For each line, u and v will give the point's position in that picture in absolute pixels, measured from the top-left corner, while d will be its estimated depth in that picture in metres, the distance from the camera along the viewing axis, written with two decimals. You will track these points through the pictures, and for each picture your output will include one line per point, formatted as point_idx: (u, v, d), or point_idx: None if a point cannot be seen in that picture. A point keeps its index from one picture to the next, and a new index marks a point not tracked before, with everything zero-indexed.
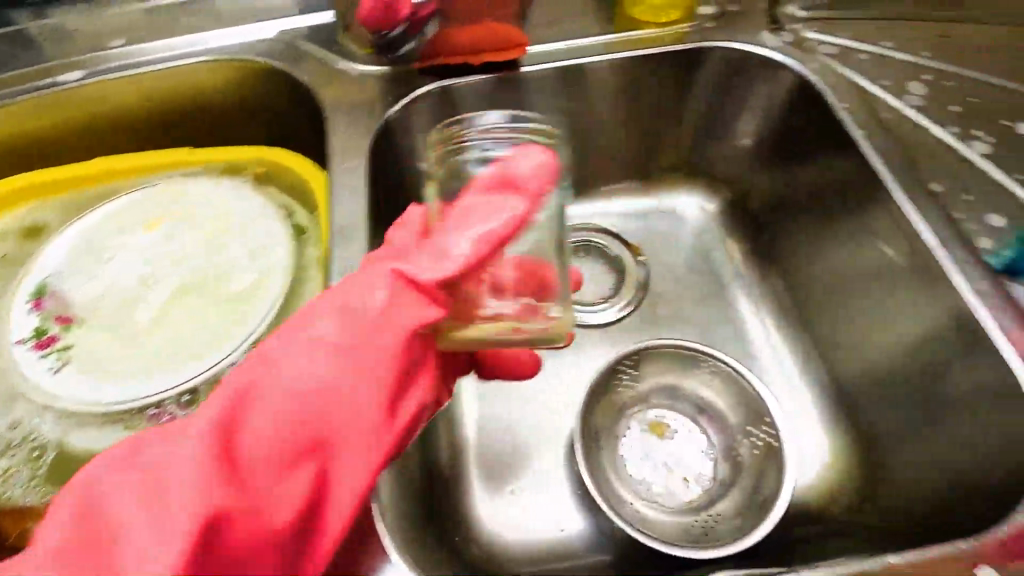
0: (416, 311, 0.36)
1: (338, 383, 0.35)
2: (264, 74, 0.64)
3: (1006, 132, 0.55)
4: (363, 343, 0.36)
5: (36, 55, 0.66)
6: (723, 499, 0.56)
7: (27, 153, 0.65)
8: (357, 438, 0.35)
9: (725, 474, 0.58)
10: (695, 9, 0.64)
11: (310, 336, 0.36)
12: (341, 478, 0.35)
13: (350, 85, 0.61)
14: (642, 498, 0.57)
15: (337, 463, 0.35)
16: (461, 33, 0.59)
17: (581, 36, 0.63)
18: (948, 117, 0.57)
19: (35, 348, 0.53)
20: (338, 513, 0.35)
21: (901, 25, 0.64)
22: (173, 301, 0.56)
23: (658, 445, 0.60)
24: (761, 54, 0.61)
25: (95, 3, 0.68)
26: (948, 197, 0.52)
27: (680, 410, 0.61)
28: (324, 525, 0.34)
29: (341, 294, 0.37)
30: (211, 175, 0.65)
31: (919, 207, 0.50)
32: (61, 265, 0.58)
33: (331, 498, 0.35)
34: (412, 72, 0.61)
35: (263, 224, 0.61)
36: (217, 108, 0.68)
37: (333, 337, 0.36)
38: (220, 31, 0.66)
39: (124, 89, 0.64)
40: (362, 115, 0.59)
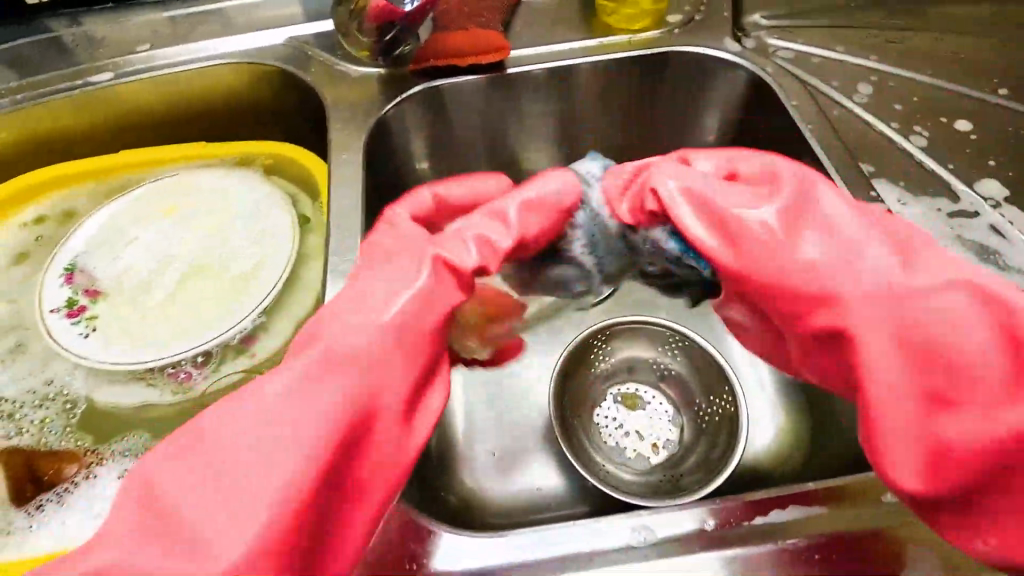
0: (426, 312, 0.44)
1: (369, 373, 0.41)
2: (273, 75, 0.71)
3: (939, 128, 0.63)
4: (389, 337, 0.42)
5: (70, 58, 0.73)
6: (686, 461, 0.61)
7: (60, 146, 0.72)
8: (390, 413, 0.41)
9: (689, 438, 0.63)
10: (665, 17, 0.70)
11: (345, 333, 0.42)
12: (377, 448, 0.40)
13: (351, 85, 0.68)
14: (613, 458, 0.62)
15: (374, 437, 0.40)
16: (450, 38, 0.65)
17: (560, 41, 0.70)
18: (890, 115, 0.64)
19: (66, 316, 0.59)
20: (375, 480, 0.40)
21: (854, 33, 0.72)
22: (189, 277, 0.63)
23: (630, 415, 0.66)
24: (723, 58, 0.67)
25: (124, 13, 0.76)
26: (886, 184, 0.58)
27: (650, 382, 0.67)
28: (364, 495, 0.40)
29: (359, 294, 0.45)
30: (225, 166, 0.72)
31: (855, 191, 0.57)
32: (90, 245, 0.65)
33: (369, 468, 0.40)
34: (406, 73, 0.67)
35: (270, 211, 0.68)
36: (230, 107, 0.74)
37: (368, 335, 0.42)
38: (235, 37, 0.73)
39: (147, 88, 0.70)
40: (360, 113, 0.66)
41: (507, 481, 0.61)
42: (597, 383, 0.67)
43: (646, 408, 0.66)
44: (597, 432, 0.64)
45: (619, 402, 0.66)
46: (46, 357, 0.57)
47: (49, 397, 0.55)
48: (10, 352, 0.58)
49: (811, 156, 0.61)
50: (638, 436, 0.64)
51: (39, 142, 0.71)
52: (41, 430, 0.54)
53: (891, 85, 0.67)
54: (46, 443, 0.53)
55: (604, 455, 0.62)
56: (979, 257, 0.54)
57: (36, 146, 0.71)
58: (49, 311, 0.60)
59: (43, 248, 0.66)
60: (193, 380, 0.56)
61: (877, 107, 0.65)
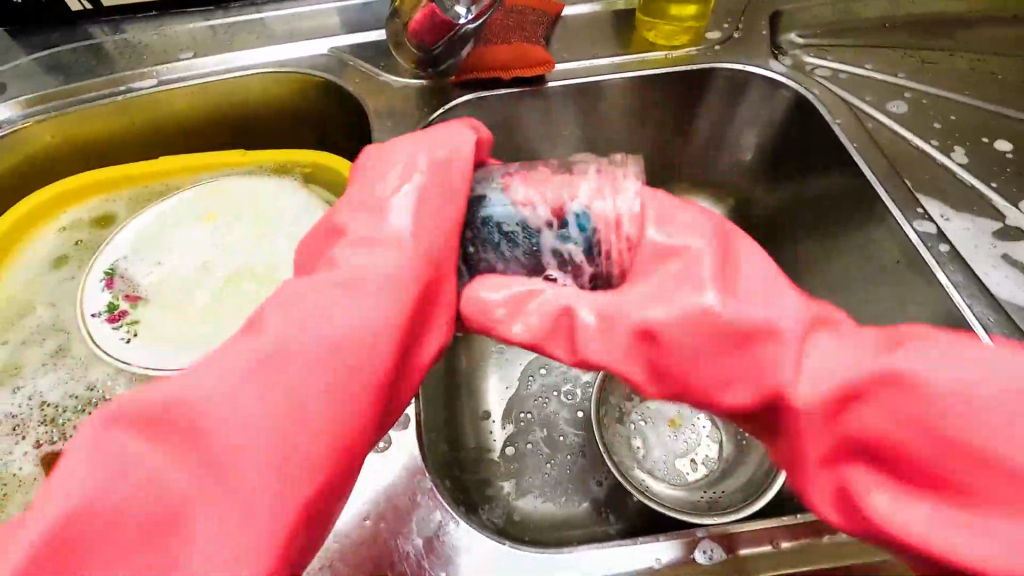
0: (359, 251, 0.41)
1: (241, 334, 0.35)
2: (314, 84, 0.72)
3: (978, 148, 0.63)
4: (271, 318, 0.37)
5: (112, 64, 0.74)
6: (728, 479, 0.60)
7: (98, 150, 0.72)
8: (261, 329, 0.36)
9: (728, 456, 0.62)
10: (703, 34, 0.71)
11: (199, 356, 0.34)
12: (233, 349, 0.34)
13: (394, 96, 0.68)
14: (644, 465, 0.62)
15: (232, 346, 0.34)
16: (493, 51, 0.66)
17: (600, 56, 0.71)
18: (929, 133, 0.64)
19: (108, 320, 0.59)
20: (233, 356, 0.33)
21: (885, 52, 0.73)
22: (231, 283, 0.63)
23: (671, 432, 0.64)
24: (763, 75, 0.68)
25: (166, 22, 0.76)
26: (933, 201, 0.58)
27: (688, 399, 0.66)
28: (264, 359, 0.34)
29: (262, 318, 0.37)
30: (265, 174, 0.72)
31: (903, 209, 0.57)
32: (129, 250, 0.65)
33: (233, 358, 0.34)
34: (449, 84, 0.68)
35: (310, 220, 0.68)
36: (269, 114, 0.75)
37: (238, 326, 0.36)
38: (278, 47, 0.74)
39: (189, 96, 0.71)
40: (403, 125, 0.66)
41: (543, 489, 0.61)
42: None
43: (682, 421, 0.65)
44: (632, 433, 0.64)
45: (662, 415, 0.65)
46: (89, 360, 0.57)
47: (90, 402, 0.54)
48: (52, 355, 0.57)
49: (853, 172, 0.61)
50: (670, 449, 0.63)
51: (78, 147, 0.71)
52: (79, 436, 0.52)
53: (926, 103, 0.67)
54: None
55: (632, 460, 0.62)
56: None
57: (76, 150, 0.71)
58: (90, 315, 0.59)
59: (82, 252, 0.66)
60: None
61: (917, 125, 0.65)
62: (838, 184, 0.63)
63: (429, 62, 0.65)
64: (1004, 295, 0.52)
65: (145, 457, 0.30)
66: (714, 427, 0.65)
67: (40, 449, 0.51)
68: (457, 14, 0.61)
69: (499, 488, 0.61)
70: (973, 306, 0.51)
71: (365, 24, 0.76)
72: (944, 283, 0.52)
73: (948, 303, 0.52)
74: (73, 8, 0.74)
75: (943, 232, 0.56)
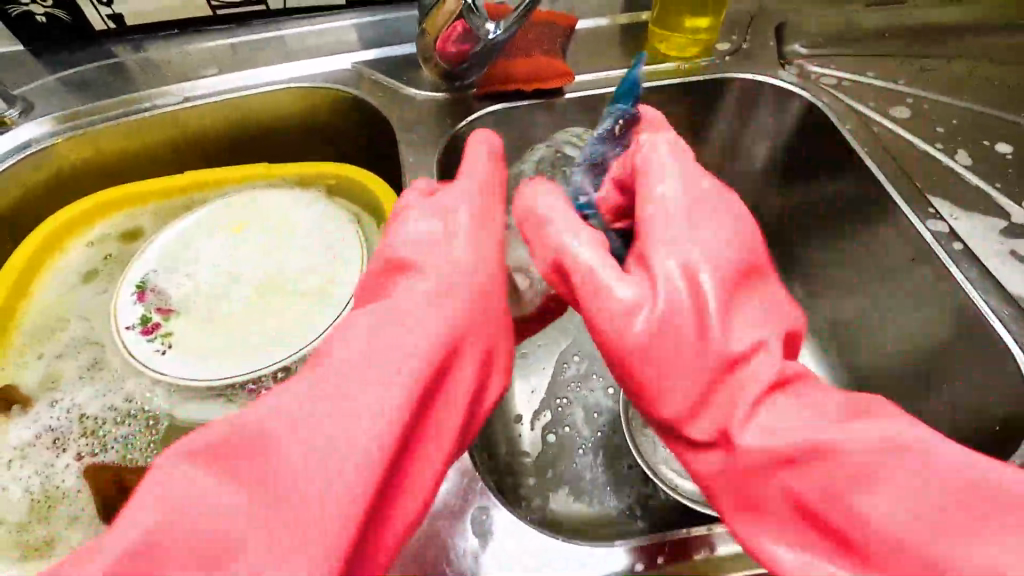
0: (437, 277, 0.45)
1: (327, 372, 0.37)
2: (336, 99, 0.73)
3: (981, 150, 0.66)
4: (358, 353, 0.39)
5: (135, 82, 0.75)
6: None
7: (124, 166, 0.73)
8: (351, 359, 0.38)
9: None
10: (713, 46, 0.74)
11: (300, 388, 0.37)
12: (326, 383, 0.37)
13: (417, 109, 0.70)
14: (671, 457, 0.64)
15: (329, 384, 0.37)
16: (514, 64, 0.68)
17: (615, 68, 0.73)
18: (933, 136, 0.67)
19: (142, 333, 0.60)
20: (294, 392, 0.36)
21: (885, 61, 0.76)
22: (262, 294, 0.64)
23: None
24: (773, 84, 0.71)
25: (188, 40, 0.78)
26: (942, 202, 0.61)
27: None
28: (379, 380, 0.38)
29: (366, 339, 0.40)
30: (289, 186, 0.73)
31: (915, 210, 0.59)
32: (159, 263, 0.66)
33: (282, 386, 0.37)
34: (471, 97, 0.70)
35: (336, 230, 0.69)
36: (291, 129, 0.76)
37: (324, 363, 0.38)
38: (300, 62, 0.76)
39: (213, 112, 0.72)
40: (428, 137, 0.68)
41: (573, 484, 0.62)
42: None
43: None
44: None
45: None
46: (126, 372, 0.57)
47: (129, 414, 0.55)
48: (87, 369, 0.58)
49: (864, 176, 0.63)
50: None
51: (104, 163, 0.72)
52: (121, 447, 0.53)
53: (927, 108, 0.70)
54: (128, 460, 0.52)
55: (660, 452, 0.64)
56: None
57: (102, 167, 0.72)
58: (125, 327, 0.60)
59: (111, 267, 0.67)
60: None
61: (921, 129, 0.68)
62: (848, 187, 0.66)
63: (451, 76, 0.68)
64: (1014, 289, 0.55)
65: (210, 490, 0.31)
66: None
67: (82, 461, 0.52)
68: (487, 31, 0.62)
69: (530, 480, 0.62)
70: (985, 299, 0.54)
71: (383, 40, 0.78)
72: (959, 279, 0.54)
73: (963, 299, 0.54)
74: (97, 27, 0.76)
75: (954, 231, 0.58)
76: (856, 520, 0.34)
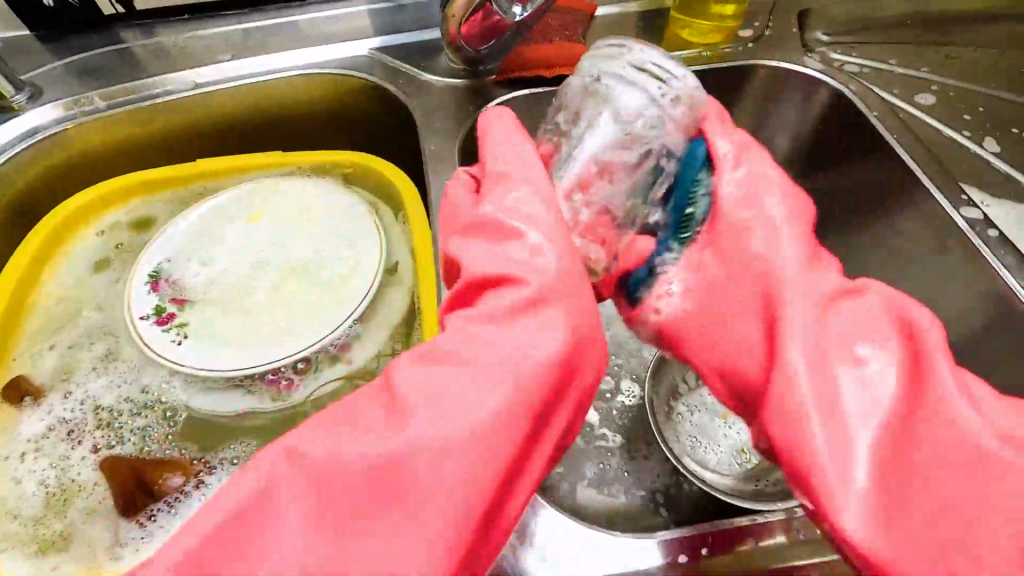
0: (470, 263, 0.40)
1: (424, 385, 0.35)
2: (351, 85, 0.72)
3: (1011, 137, 0.64)
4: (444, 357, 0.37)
5: (144, 68, 0.73)
6: (780, 465, 0.61)
7: (134, 154, 0.72)
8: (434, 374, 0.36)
9: None
10: (735, 33, 0.72)
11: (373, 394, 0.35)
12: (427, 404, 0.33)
13: (434, 95, 0.69)
14: (695, 450, 0.63)
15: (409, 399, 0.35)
16: (533, 50, 0.66)
17: None
18: (961, 124, 0.66)
19: (157, 322, 0.58)
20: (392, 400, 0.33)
21: (908, 49, 0.74)
22: (278, 284, 0.62)
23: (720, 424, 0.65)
24: (797, 71, 0.69)
25: (198, 26, 0.76)
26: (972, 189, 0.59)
27: None
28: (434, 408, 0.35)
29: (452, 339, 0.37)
30: (304, 175, 0.72)
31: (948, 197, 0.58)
32: (173, 253, 0.64)
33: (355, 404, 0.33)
34: (489, 83, 0.68)
35: (353, 218, 0.67)
36: (304, 116, 0.75)
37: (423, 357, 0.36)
38: (313, 48, 0.74)
39: (226, 98, 0.70)
40: (446, 124, 0.67)
41: (598, 477, 0.61)
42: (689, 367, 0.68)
43: (731, 410, 0.66)
44: (684, 420, 0.65)
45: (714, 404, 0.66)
46: (140, 363, 0.56)
47: (145, 405, 0.53)
48: (101, 360, 0.56)
49: (894, 163, 0.62)
50: (721, 436, 0.64)
51: (114, 150, 0.70)
52: (137, 439, 0.51)
53: (952, 95, 0.68)
54: (144, 453, 0.51)
55: (684, 446, 0.63)
56: None
57: (112, 154, 0.70)
58: (138, 317, 0.58)
59: (123, 256, 0.65)
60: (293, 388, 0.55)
61: (949, 116, 0.66)
62: (876, 176, 0.64)
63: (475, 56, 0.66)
64: None
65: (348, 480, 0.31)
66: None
67: (98, 454, 0.50)
68: (514, 13, 0.60)
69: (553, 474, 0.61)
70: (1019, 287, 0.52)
71: (397, 26, 0.77)
72: (995, 266, 0.53)
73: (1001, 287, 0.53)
74: (105, 12, 0.74)
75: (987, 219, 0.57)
76: (821, 460, 0.33)
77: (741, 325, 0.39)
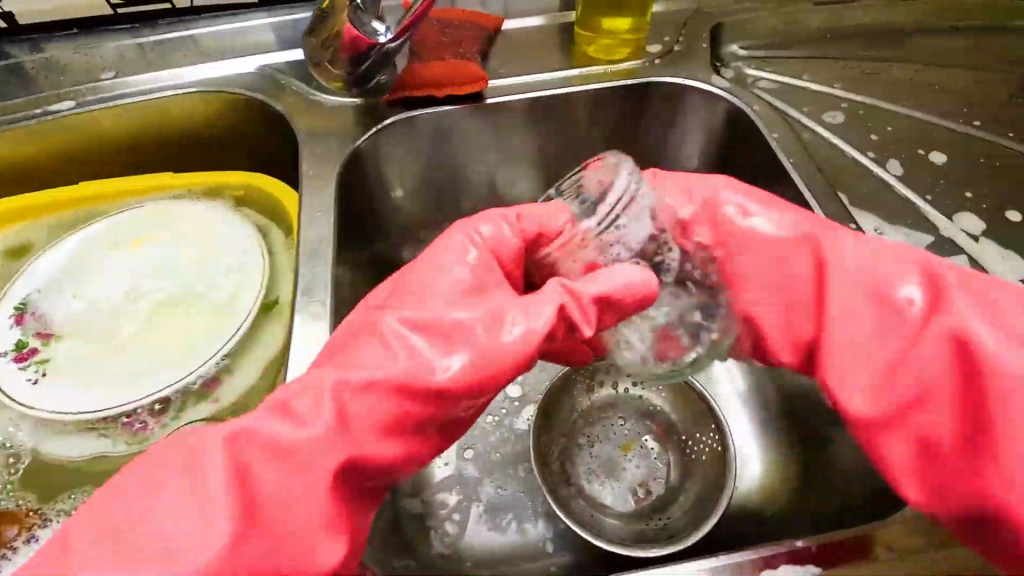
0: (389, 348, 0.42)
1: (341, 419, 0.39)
2: (242, 103, 0.69)
3: (919, 160, 0.61)
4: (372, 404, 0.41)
5: (28, 85, 0.70)
6: (674, 505, 0.58)
7: (17, 177, 0.69)
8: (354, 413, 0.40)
9: (674, 482, 0.60)
10: (644, 49, 0.70)
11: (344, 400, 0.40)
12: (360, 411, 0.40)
13: (324, 115, 0.66)
14: (586, 487, 0.60)
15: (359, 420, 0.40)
16: (425, 70, 0.64)
17: (539, 72, 0.69)
18: (868, 145, 0.63)
19: (15, 360, 0.56)
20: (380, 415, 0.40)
21: (827, 63, 0.71)
22: (149, 316, 0.59)
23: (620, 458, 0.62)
24: (703, 88, 0.66)
25: (88, 40, 0.73)
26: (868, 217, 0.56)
27: (633, 424, 0.64)
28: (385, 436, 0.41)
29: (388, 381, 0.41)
30: (194, 197, 0.69)
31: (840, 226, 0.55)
32: (45, 283, 0.61)
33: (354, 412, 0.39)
34: (381, 103, 0.65)
35: (237, 245, 0.64)
36: (198, 135, 0.72)
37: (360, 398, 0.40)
38: (207, 65, 0.71)
39: (109, 117, 0.67)
40: (331, 145, 0.63)
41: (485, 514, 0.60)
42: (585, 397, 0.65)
43: (628, 443, 0.63)
44: (580, 453, 0.62)
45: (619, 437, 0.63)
46: None
47: None
48: None
49: (792, 188, 0.59)
50: (616, 470, 0.62)
51: None
52: None
53: (863, 113, 0.66)
54: None
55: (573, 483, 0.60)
56: None
57: None
58: None
59: None
60: (148, 430, 0.52)
61: (856, 137, 0.64)
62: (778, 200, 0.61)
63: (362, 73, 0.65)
64: None
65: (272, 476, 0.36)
66: (667, 450, 0.62)
67: None
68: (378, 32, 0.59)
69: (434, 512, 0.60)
70: None
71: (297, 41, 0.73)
72: None
73: None
74: None
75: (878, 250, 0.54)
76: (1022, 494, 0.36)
77: (925, 351, 0.39)
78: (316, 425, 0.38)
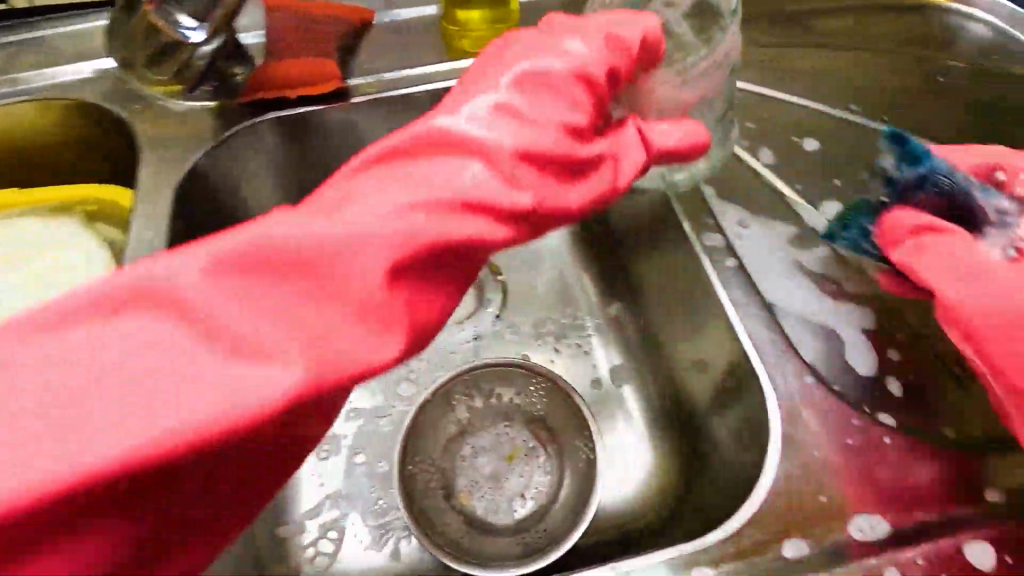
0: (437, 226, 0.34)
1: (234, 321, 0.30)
2: (87, 110, 0.63)
3: (791, 148, 0.60)
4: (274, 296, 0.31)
5: None
6: (550, 515, 0.57)
7: None
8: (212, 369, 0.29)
9: (554, 490, 0.58)
10: None
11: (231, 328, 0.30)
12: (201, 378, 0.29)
13: (173, 120, 0.61)
14: (461, 502, 0.58)
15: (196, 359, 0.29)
16: (281, 69, 0.60)
17: (406, 68, 0.65)
18: (744, 134, 0.61)
19: None
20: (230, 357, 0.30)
21: None
22: None
23: (504, 468, 0.60)
24: None
25: None
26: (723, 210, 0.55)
27: (516, 431, 0.62)
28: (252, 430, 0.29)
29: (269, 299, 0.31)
30: (38, 214, 0.63)
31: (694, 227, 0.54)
32: None
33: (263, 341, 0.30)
34: (235, 107, 0.61)
35: (84, 265, 0.59)
36: (45, 146, 0.66)
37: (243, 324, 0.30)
38: (48, 69, 0.65)
39: None
40: (176, 155, 0.59)
41: (355, 536, 0.58)
42: (462, 407, 0.61)
43: (507, 454, 0.61)
44: (456, 468, 0.60)
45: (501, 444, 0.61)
46: None
47: None
48: None
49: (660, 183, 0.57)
50: (493, 484, 0.59)
51: None
52: None
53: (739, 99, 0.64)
54: None
55: (446, 501, 0.58)
56: (813, 290, 0.50)
57: None
58: None
59: None
60: None
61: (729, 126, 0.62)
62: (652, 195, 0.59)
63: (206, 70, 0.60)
64: (781, 304, 0.49)
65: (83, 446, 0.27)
66: (546, 458, 0.60)
67: None
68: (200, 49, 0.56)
69: (302, 539, 0.57)
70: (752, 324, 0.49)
71: None
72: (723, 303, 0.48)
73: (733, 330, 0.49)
74: None
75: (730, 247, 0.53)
76: None
77: None
78: (201, 378, 0.29)
